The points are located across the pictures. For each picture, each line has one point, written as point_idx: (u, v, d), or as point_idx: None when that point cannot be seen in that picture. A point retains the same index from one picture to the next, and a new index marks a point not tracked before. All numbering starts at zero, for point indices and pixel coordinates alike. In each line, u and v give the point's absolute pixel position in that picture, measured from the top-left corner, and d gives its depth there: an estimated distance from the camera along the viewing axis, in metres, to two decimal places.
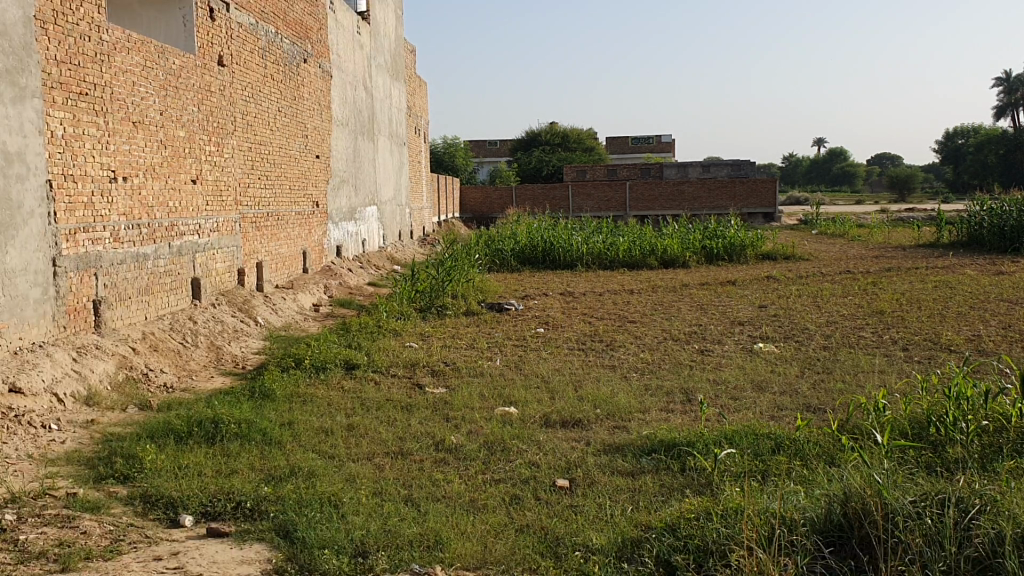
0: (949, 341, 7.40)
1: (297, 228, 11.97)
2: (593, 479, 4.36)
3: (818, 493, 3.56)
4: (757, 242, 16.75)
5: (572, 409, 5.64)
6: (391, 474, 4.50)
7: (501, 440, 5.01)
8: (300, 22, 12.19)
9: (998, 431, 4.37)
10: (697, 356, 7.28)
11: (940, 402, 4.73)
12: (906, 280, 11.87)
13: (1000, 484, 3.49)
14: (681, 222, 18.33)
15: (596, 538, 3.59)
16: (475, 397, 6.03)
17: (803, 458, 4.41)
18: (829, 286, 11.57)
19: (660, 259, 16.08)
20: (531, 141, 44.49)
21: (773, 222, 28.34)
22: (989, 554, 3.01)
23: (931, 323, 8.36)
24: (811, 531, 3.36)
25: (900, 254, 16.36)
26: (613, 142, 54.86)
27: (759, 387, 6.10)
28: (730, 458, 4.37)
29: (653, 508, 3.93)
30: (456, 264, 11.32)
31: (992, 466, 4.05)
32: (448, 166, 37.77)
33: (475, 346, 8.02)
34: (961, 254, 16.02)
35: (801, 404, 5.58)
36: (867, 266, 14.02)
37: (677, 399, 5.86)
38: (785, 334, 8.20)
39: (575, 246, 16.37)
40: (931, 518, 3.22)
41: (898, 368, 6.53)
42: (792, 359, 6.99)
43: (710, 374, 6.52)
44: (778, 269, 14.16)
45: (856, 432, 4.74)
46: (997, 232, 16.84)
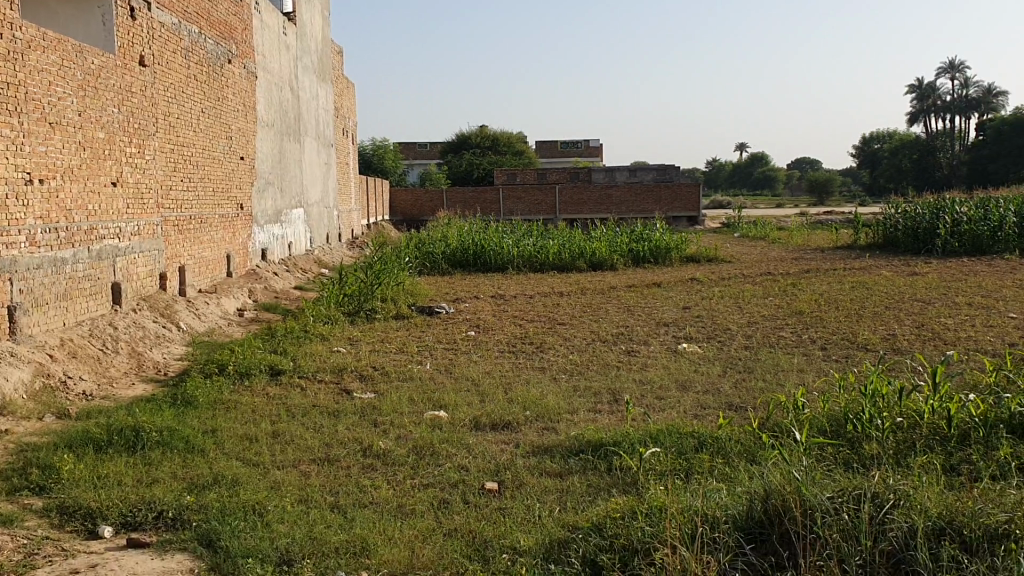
0: (865, 340, 7.60)
1: (221, 231, 11.77)
2: (521, 481, 4.38)
3: (739, 491, 3.62)
4: (683, 245, 17.03)
5: (502, 411, 5.64)
6: (316, 481, 4.44)
7: (430, 444, 5.00)
8: (224, 22, 12.00)
9: (912, 427, 4.51)
10: (623, 357, 7.34)
11: (856, 400, 4.85)
12: (824, 281, 12.19)
13: (913, 479, 3.60)
14: (609, 224, 18.48)
15: (524, 540, 3.59)
16: (403, 402, 6.00)
17: (725, 456, 4.49)
18: (751, 287, 11.81)
19: (588, 262, 16.22)
20: (461, 145, 44.57)
21: (697, 226, 28.86)
22: (902, 547, 3.13)
23: (849, 323, 8.59)
24: (733, 528, 3.41)
25: (817, 256, 16.86)
26: (543, 147, 55.30)
27: (683, 386, 6.20)
28: (655, 457, 4.42)
29: (580, 509, 3.95)
30: (385, 267, 11.20)
31: (906, 462, 4.19)
32: (377, 169, 37.54)
33: (404, 351, 7.98)
34: (877, 256, 16.52)
35: (724, 402, 5.69)
36: (786, 268, 14.35)
37: (605, 399, 5.91)
38: (708, 334, 8.36)
39: (506, 248, 16.38)
40: (848, 513, 3.30)
41: (816, 366, 6.70)
42: (715, 359, 7.12)
43: (636, 374, 6.59)
44: (702, 271, 14.39)
45: (777, 430, 4.83)
46: (911, 234, 17.40)
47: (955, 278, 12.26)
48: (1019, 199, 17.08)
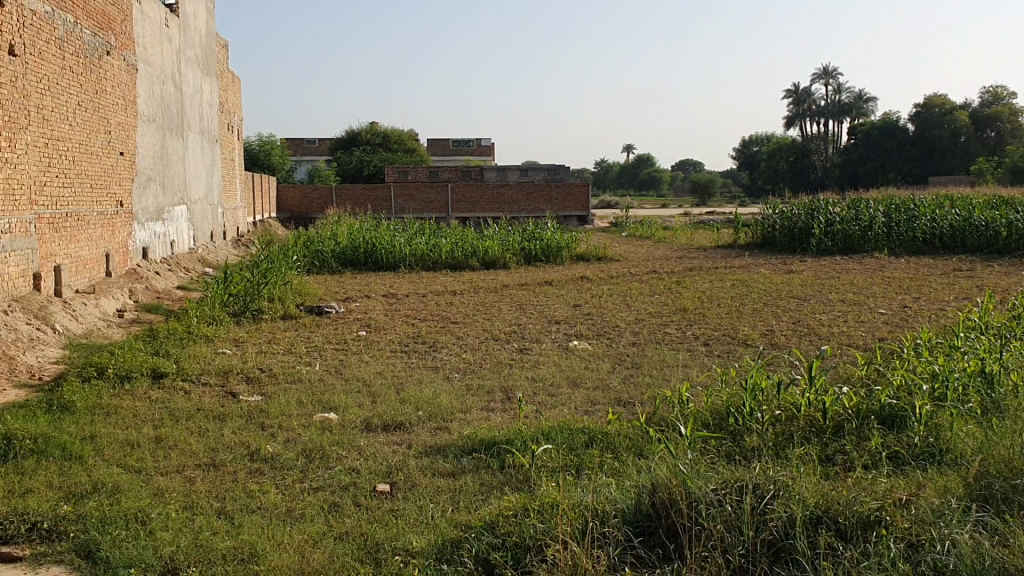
0: (746, 336, 7.87)
1: (99, 229, 11.31)
2: (413, 481, 4.36)
3: (628, 486, 3.69)
4: (572, 244, 17.27)
5: (393, 412, 5.60)
6: (201, 487, 4.32)
7: (320, 447, 4.93)
8: (101, 12, 11.53)
9: (790, 419, 4.69)
10: (515, 355, 7.40)
11: (738, 394, 5.01)
12: (707, 279, 12.56)
13: (792, 470, 3.75)
14: (501, 222, 18.57)
15: (416, 541, 3.58)
16: (292, 404, 5.89)
17: (614, 451, 4.57)
18: (638, 285, 12.06)
19: (480, 261, 16.27)
20: (351, 142, 44.03)
21: (587, 225, 29.35)
22: (782, 537, 3.26)
23: (730, 319, 8.88)
24: (622, 522, 3.47)
25: (700, 255, 17.36)
26: (434, 145, 55.16)
27: (573, 383, 6.29)
28: (546, 454, 4.48)
29: (472, 507, 3.97)
30: (273, 266, 10.97)
31: (784, 453, 4.35)
32: (264, 165, 36.73)
33: (293, 351, 7.84)
34: (757, 254, 17.12)
35: (613, 398, 5.80)
36: (672, 267, 14.72)
37: (497, 397, 5.95)
38: (598, 331, 8.50)
39: (397, 247, 16.26)
40: (731, 504, 3.41)
41: (700, 362, 6.89)
42: (604, 355, 7.24)
43: (528, 372, 6.65)
44: (591, 270, 14.62)
45: (663, 424, 4.95)
46: (788, 234, 18.07)
47: (829, 275, 12.82)
48: (887, 200, 17.96)
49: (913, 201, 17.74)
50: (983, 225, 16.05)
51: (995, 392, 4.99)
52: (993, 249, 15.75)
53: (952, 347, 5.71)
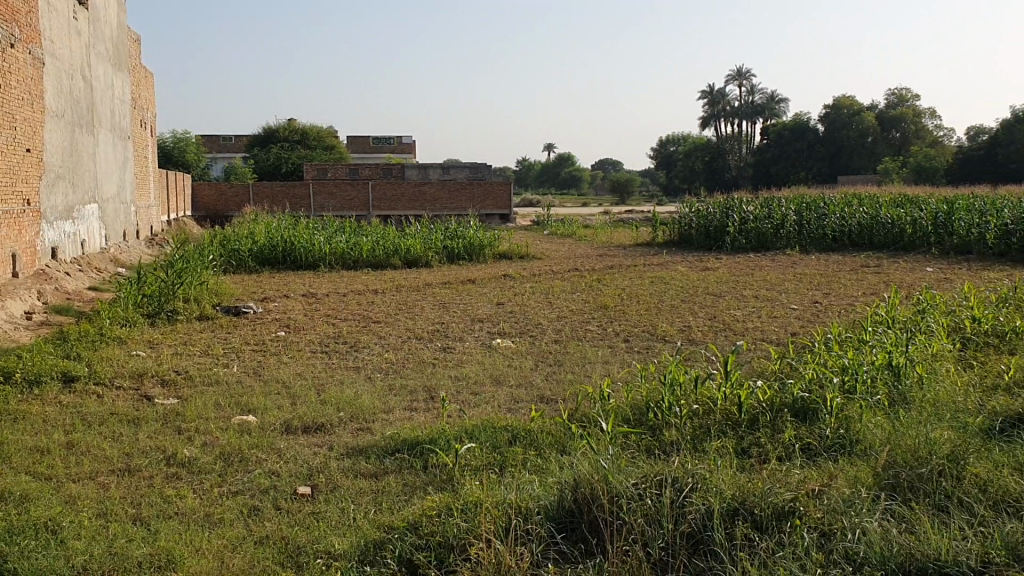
0: (664, 332, 8.00)
1: (4, 228, 10.89)
2: (335, 483, 4.32)
3: (550, 483, 3.72)
4: (494, 242, 17.32)
5: (314, 413, 5.54)
6: (116, 493, 4.21)
7: (239, 450, 4.84)
8: (4, 4, 11.10)
9: (708, 414, 4.79)
10: (438, 354, 7.38)
11: (657, 390, 5.09)
12: (626, 276, 12.73)
13: (709, 463, 3.82)
14: (422, 220, 18.49)
15: (338, 543, 3.54)
16: (210, 407, 5.77)
17: (537, 448, 4.60)
18: (559, 283, 12.15)
19: (402, 259, 16.19)
20: (269, 138, 43.30)
21: (508, 223, 29.47)
22: (700, 529, 3.33)
23: (650, 316, 9.01)
24: (545, 518, 3.50)
25: (621, 252, 17.57)
26: (354, 142, 54.62)
27: (496, 381, 6.31)
28: (469, 453, 4.48)
29: (396, 508, 3.94)
30: (188, 265, 10.72)
31: (703, 446, 4.44)
32: (178, 162, 35.86)
33: (211, 353, 7.67)
34: (675, 252, 17.41)
35: (536, 395, 5.83)
36: (592, 264, 14.87)
37: (419, 397, 5.93)
38: (520, 329, 8.53)
39: (316, 246, 16.05)
40: (651, 498, 3.47)
41: (620, 358, 6.97)
42: (527, 353, 7.28)
43: (451, 371, 6.64)
44: (512, 268, 14.68)
45: (585, 421, 5.00)
46: (703, 232, 18.42)
47: (744, 272, 13.11)
48: (799, 199, 18.45)
49: (823, 200, 18.27)
50: (890, 223, 16.60)
51: (901, 384, 5.17)
52: (898, 246, 16.32)
53: (861, 341, 5.90)
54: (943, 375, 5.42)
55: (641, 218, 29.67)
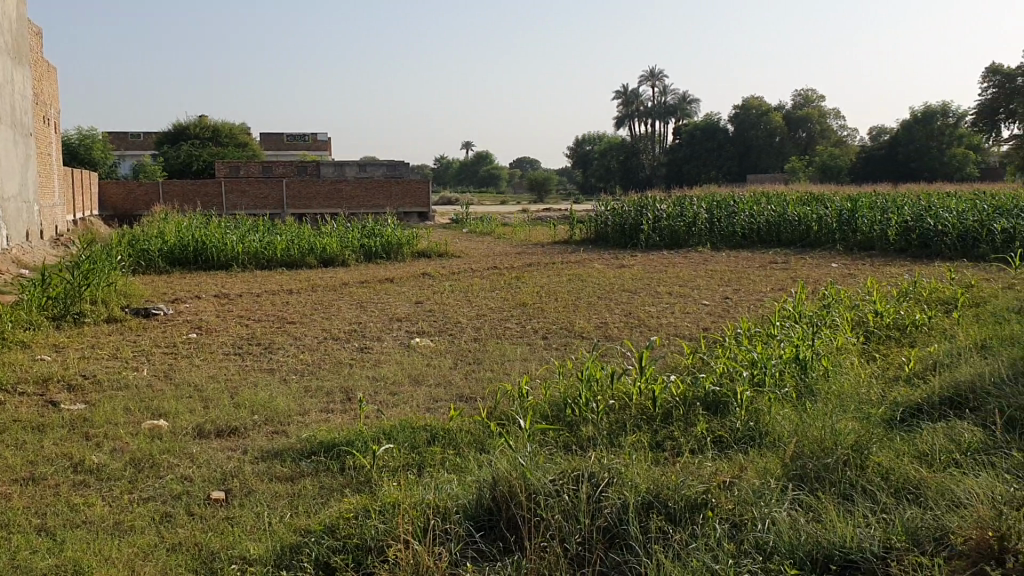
0: (582, 329, 8.07)
1: None
2: (250, 487, 4.24)
3: (469, 482, 3.71)
4: (412, 241, 17.25)
5: (228, 416, 5.42)
6: (19, 504, 4.05)
7: (149, 456, 4.71)
8: None
9: (624, 409, 4.85)
10: (355, 354, 7.31)
11: (574, 387, 5.13)
12: (544, 274, 12.81)
13: (625, 458, 3.88)
14: (338, 219, 18.27)
15: (253, 548, 3.48)
16: (119, 412, 5.61)
17: (455, 447, 4.60)
18: (478, 281, 12.16)
19: (318, 258, 15.99)
20: (180, 135, 42.25)
21: (427, 221, 29.39)
22: (616, 522, 3.38)
23: (568, 313, 9.08)
24: (463, 517, 3.49)
25: (538, 250, 17.67)
26: (268, 139, 53.69)
27: (414, 381, 6.28)
28: (387, 453, 4.45)
29: (312, 511, 3.89)
30: (95, 266, 10.38)
31: (619, 441, 4.49)
32: (84, 160, 34.71)
33: (119, 356, 7.45)
34: (591, 249, 17.59)
35: (455, 394, 5.83)
36: (510, 262, 14.92)
37: (336, 398, 5.86)
38: (439, 328, 8.51)
39: (230, 245, 15.71)
40: (568, 494, 3.50)
41: (538, 355, 7.01)
42: (446, 352, 7.27)
43: (368, 371, 6.59)
44: (430, 267, 14.62)
45: (503, 419, 5.01)
46: (619, 230, 18.68)
47: (658, 269, 13.33)
48: (710, 198, 18.84)
49: (733, 199, 18.69)
50: (796, 221, 17.06)
51: (808, 376, 5.33)
52: (805, 243, 16.82)
53: (770, 335, 6.05)
54: (848, 367, 5.60)
55: (557, 216, 29.88)
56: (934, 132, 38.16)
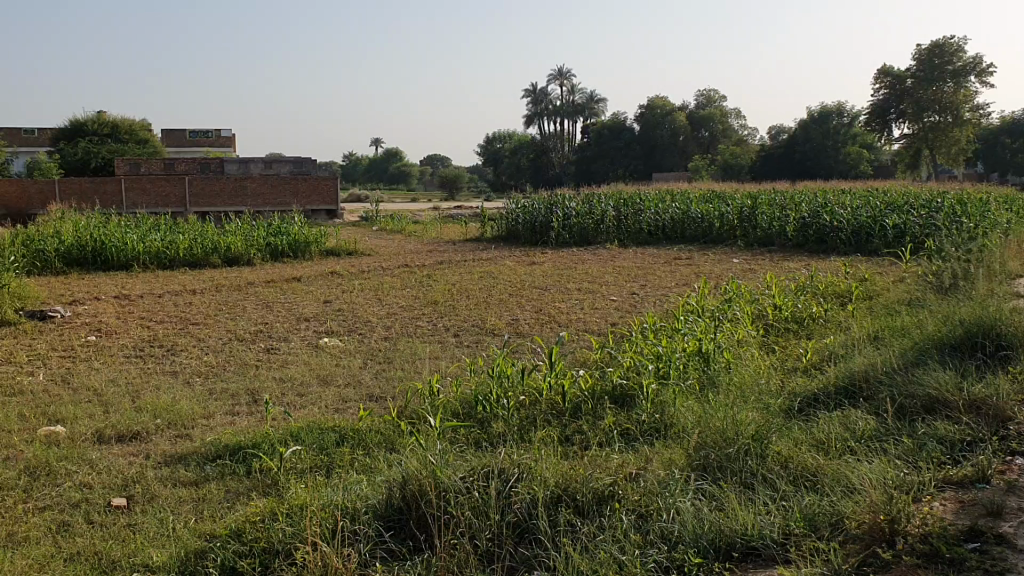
0: (493, 326, 8.10)
1: None
2: (152, 493, 4.13)
3: (379, 481, 3.69)
4: (320, 240, 17.05)
5: (129, 421, 5.26)
6: None
7: (46, 463, 4.54)
8: None
9: (534, 405, 4.89)
10: (262, 355, 7.18)
11: (484, 383, 5.14)
12: (455, 271, 12.81)
13: (535, 454, 3.91)
14: (244, 217, 17.89)
15: (156, 556, 3.38)
16: (12, 419, 5.38)
17: (365, 447, 4.56)
18: (388, 279, 12.08)
19: (223, 258, 15.65)
20: (76, 131, 40.73)
21: (335, 219, 29.01)
22: (526, 518, 3.41)
23: (478, 310, 9.10)
24: (373, 517, 3.47)
25: (449, 248, 17.63)
26: (170, 136, 52.23)
27: (323, 381, 6.20)
28: (295, 455, 4.39)
29: (218, 516, 3.81)
30: None
31: (528, 437, 4.53)
32: None
33: (12, 361, 7.14)
34: (502, 247, 17.65)
35: (364, 394, 5.78)
36: (421, 260, 14.85)
37: (242, 400, 5.75)
38: (349, 327, 8.42)
39: (130, 245, 15.20)
40: (478, 490, 3.50)
41: (449, 353, 7.00)
42: (355, 352, 7.20)
43: (276, 372, 6.48)
44: (339, 265, 14.44)
45: (413, 417, 5.00)
46: (529, 228, 18.73)
47: (567, 265, 13.47)
48: (618, 195, 19.11)
49: (640, 197, 19.01)
50: (699, 218, 17.49)
51: (711, 369, 5.46)
52: (708, 240, 17.22)
53: (675, 330, 6.18)
54: (749, 359, 5.76)
55: (467, 214, 29.91)
56: (829, 132, 39.46)
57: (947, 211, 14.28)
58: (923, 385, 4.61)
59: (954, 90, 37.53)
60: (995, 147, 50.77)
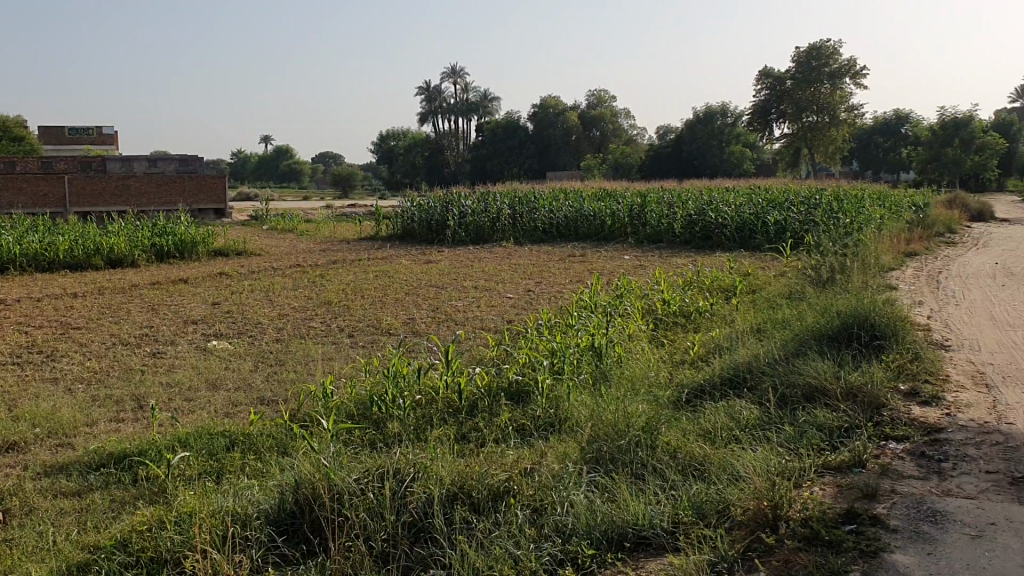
0: (387, 326, 8.04)
1: None
2: (31, 506, 3.95)
3: (271, 486, 3.61)
4: (208, 239, 16.61)
5: (6, 431, 5.02)
6: None
7: None
8: None
9: (429, 404, 4.87)
10: (148, 360, 6.95)
11: (379, 383, 5.10)
12: (348, 271, 12.66)
13: (429, 453, 3.90)
14: (128, 217, 17.26)
15: (35, 570, 3.25)
16: None
17: (256, 452, 4.47)
18: (279, 279, 11.86)
19: (106, 260, 15.08)
20: None
21: (224, 217, 28.42)
22: (421, 517, 3.41)
23: (373, 310, 9.02)
24: (265, 522, 3.41)
25: (342, 247, 17.41)
26: (47, 133, 49.98)
27: (212, 385, 6.05)
28: (184, 462, 4.27)
29: (102, 527, 3.68)
30: None
31: (424, 436, 4.51)
32: None
33: None
34: (397, 246, 17.53)
35: (256, 398, 5.66)
36: (313, 260, 14.63)
37: (127, 407, 5.55)
38: (238, 329, 8.23)
39: (6, 247, 14.46)
40: (373, 491, 3.47)
41: (343, 354, 6.92)
42: (246, 354, 7.04)
43: (163, 377, 6.28)
44: (228, 266, 14.07)
45: (306, 420, 4.92)
46: (425, 226, 18.54)
47: (461, 263, 13.47)
48: (512, 194, 19.17)
49: (534, 195, 19.14)
50: (592, 216, 17.78)
51: (604, 363, 5.55)
52: (601, 237, 17.50)
53: (569, 325, 6.25)
54: (639, 353, 5.88)
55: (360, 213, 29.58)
56: (714, 132, 40.64)
57: (825, 207, 14.87)
58: (803, 374, 4.79)
59: (829, 91, 39.04)
60: (870, 147, 53.12)
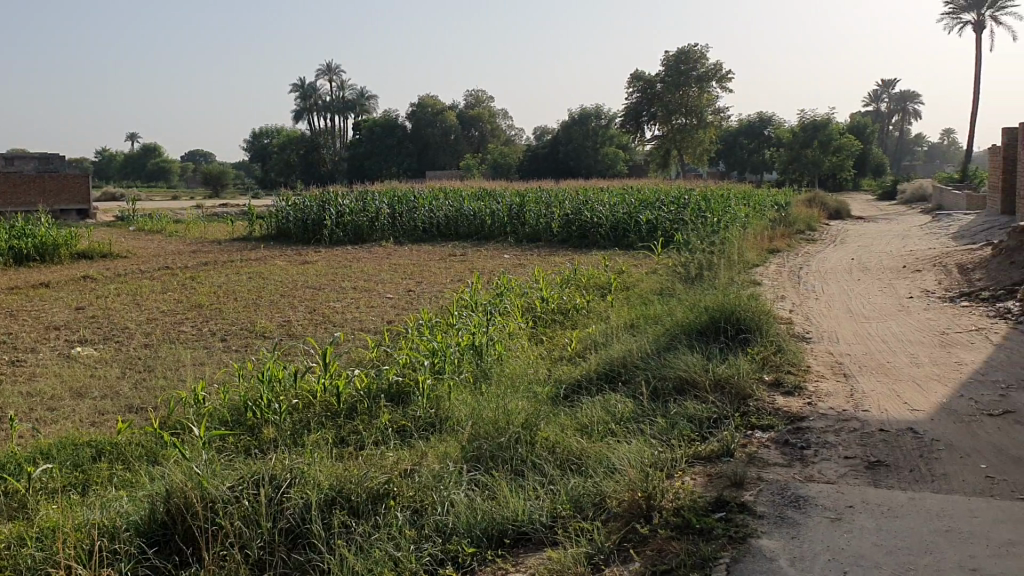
0: (263, 328, 7.86)
1: None
2: None
3: (140, 496, 3.48)
4: (71, 241, 15.87)
5: None
6: None
7: None
8: None
9: (306, 407, 4.79)
10: (5, 369, 6.60)
11: (254, 388, 4.99)
12: (221, 273, 12.30)
13: (307, 457, 3.83)
14: None
15: None
16: None
17: (124, 462, 4.31)
18: (146, 283, 11.42)
19: None
20: None
21: (88, 218, 26.90)
22: (298, 523, 3.35)
23: (247, 313, 8.81)
24: (134, 534, 3.29)
25: (214, 248, 16.92)
26: None
27: (77, 394, 5.79)
28: (46, 474, 4.08)
29: None
30: None
31: (301, 440, 4.44)
32: None
33: None
34: (272, 246, 17.15)
35: (123, 406, 5.45)
36: (184, 262, 14.17)
37: None
38: (104, 335, 7.90)
39: None
40: (248, 498, 3.39)
41: (216, 359, 6.73)
42: (112, 361, 6.77)
43: (22, 387, 5.97)
44: (92, 269, 13.46)
45: (177, 427, 4.76)
46: (301, 225, 18.19)
47: (337, 264, 13.30)
48: (392, 194, 18.99)
49: (413, 194, 19.05)
50: (471, 215, 17.82)
51: (483, 362, 5.58)
52: (480, 236, 17.56)
53: (448, 325, 6.26)
54: (517, 351, 5.94)
55: (233, 213, 28.81)
56: (587, 134, 41.50)
57: (695, 206, 15.34)
58: (674, 367, 4.93)
59: (698, 93, 40.25)
60: (736, 147, 55.02)
